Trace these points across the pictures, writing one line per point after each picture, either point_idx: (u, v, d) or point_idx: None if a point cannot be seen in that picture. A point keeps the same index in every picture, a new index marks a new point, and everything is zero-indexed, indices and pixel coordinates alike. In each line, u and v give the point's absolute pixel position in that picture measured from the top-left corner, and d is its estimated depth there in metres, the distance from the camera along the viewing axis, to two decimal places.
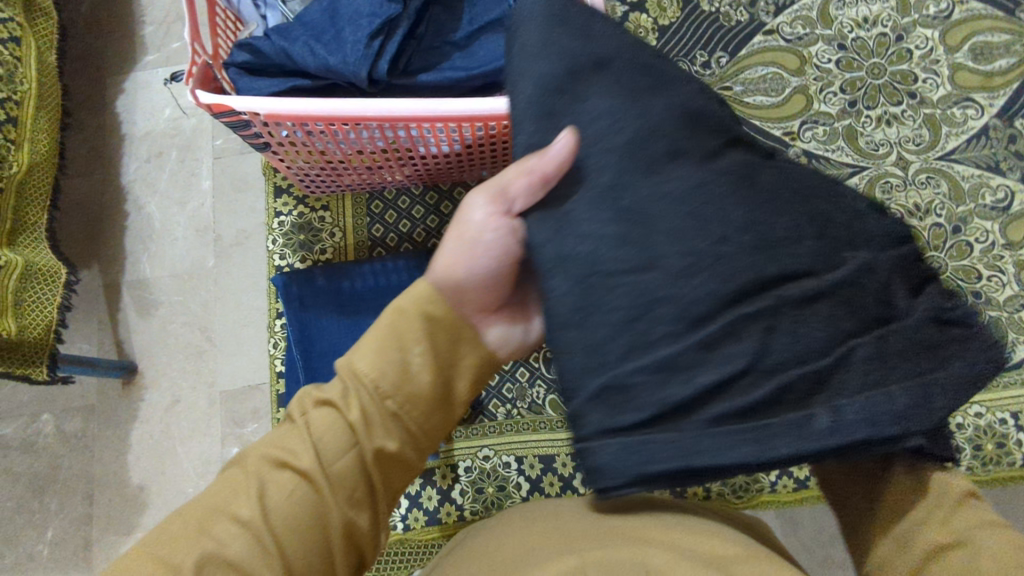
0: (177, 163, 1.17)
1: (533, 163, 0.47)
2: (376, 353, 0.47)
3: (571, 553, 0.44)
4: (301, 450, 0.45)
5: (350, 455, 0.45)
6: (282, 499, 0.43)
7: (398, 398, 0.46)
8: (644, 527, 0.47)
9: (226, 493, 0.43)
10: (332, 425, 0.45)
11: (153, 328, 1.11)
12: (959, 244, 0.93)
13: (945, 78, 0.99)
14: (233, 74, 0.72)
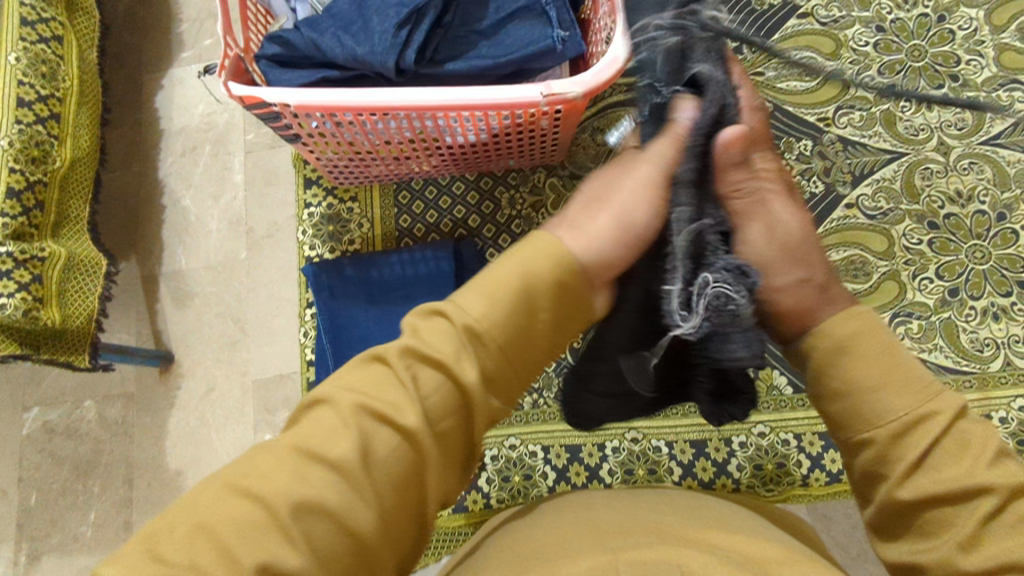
0: (210, 157, 1.19)
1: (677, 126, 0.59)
2: (485, 307, 0.46)
3: (599, 543, 0.44)
4: (402, 404, 0.43)
5: (454, 411, 0.45)
6: (362, 450, 0.41)
7: (502, 348, 0.46)
8: (680, 527, 0.46)
9: (321, 438, 0.41)
10: (435, 383, 0.44)
11: (188, 318, 1.13)
12: (1003, 231, 0.90)
13: (990, 59, 0.95)
14: (264, 66, 0.72)
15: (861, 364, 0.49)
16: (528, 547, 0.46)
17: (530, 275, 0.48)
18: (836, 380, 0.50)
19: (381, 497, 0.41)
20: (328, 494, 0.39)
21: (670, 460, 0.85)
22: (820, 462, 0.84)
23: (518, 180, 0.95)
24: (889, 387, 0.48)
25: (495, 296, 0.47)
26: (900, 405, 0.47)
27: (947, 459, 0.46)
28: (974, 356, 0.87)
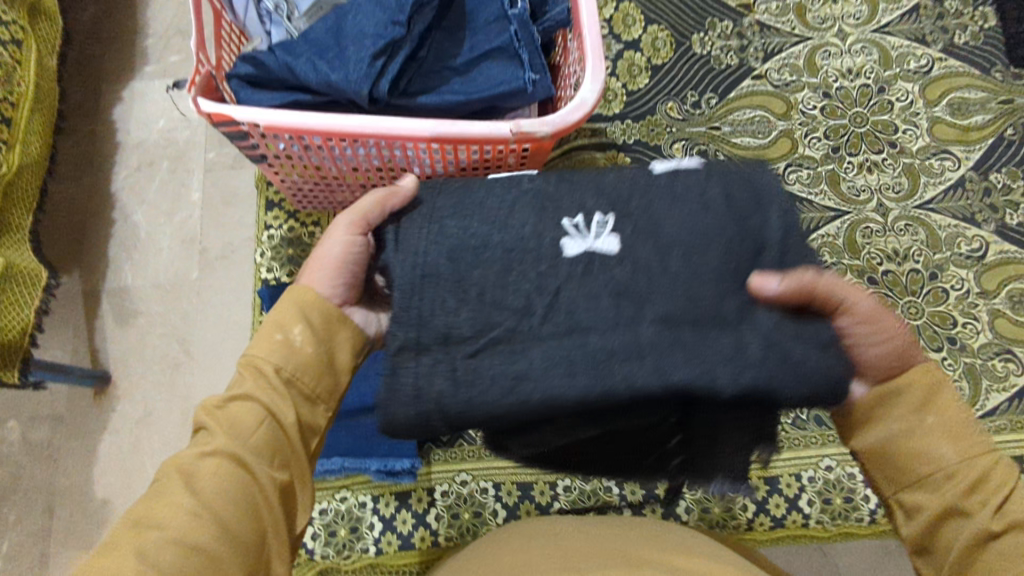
0: (166, 174, 1.17)
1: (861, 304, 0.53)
2: (263, 342, 0.51)
3: (566, 567, 0.49)
4: (226, 436, 0.47)
5: (262, 431, 0.48)
6: (212, 482, 0.45)
7: (279, 359, 0.51)
8: (640, 550, 0.51)
9: (154, 500, 0.44)
10: (244, 416, 0.48)
11: (130, 338, 1.09)
12: (935, 290, 0.96)
13: (924, 130, 1.03)
14: (235, 85, 0.72)
15: (932, 413, 0.50)
16: (502, 570, 0.50)
17: (302, 304, 0.53)
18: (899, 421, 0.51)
19: (239, 498, 0.45)
20: (185, 524, 0.42)
21: (621, 501, 0.85)
22: (765, 506, 0.86)
23: None
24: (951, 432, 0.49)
25: (274, 328, 0.52)
26: (951, 455, 0.48)
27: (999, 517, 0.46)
28: None
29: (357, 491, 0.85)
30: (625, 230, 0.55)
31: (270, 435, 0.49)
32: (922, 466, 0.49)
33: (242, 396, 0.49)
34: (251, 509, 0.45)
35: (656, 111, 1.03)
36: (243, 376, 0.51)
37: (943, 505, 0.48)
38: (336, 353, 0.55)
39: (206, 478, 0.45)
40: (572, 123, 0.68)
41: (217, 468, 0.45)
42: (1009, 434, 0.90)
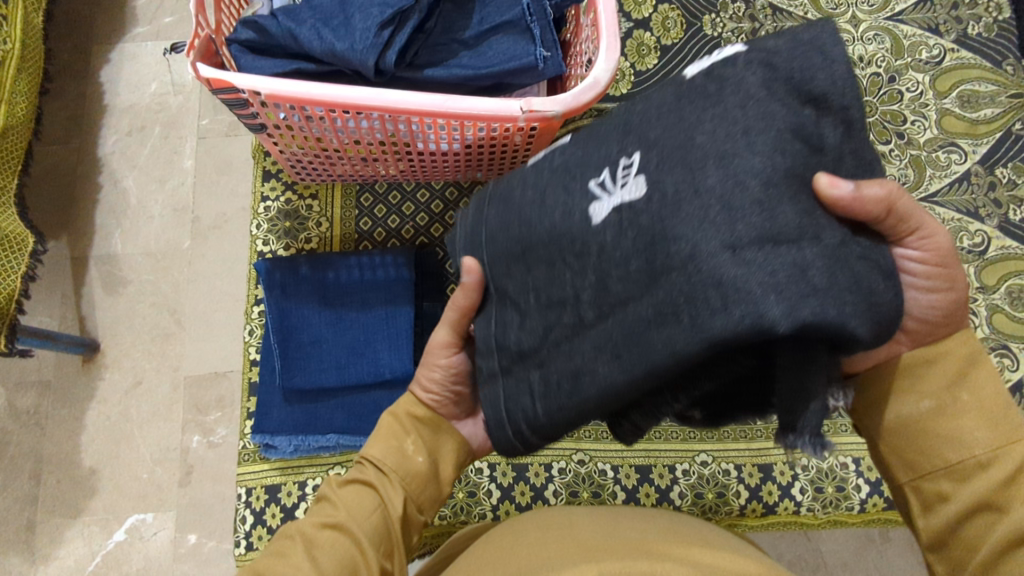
0: (159, 140, 1.14)
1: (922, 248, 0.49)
2: (380, 441, 0.60)
3: (588, 555, 0.54)
4: (344, 513, 0.54)
5: (375, 515, 0.55)
6: (328, 551, 0.51)
7: (390, 458, 0.58)
8: (649, 543, 0.55)
9: (280, 561, 0.51)
10: (360, 500, 0.55)
11: (119, 306, 1.07)
12: None
13: (932, 122, 1.02)
14: (235, 50, 0.70)
15: (963, 392, 0.52)
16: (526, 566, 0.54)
17: (415, 414, 0.62)
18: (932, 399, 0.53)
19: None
20: None
21: (615, 484, 0.85)
22: (758, 493, 0.86)
23: None
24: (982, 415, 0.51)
25: (389, 433, 0.60)
26: (984, 440, 0.50)
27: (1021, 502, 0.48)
28: None
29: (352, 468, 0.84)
30: (651, 163, 0.46)
31: (382, 522, 0.55)
32: (955, 452, 0.51)
33: (364, 486, 0.57)
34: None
35: None
36: (364, 469, 0.59)
37: (981, 491, 0.49)
38: (438, 461, 0.61)
39: (329, 549, 0.52)
40: (584, 103, 0.66)
41: (339, 543, 0.52)
42: None
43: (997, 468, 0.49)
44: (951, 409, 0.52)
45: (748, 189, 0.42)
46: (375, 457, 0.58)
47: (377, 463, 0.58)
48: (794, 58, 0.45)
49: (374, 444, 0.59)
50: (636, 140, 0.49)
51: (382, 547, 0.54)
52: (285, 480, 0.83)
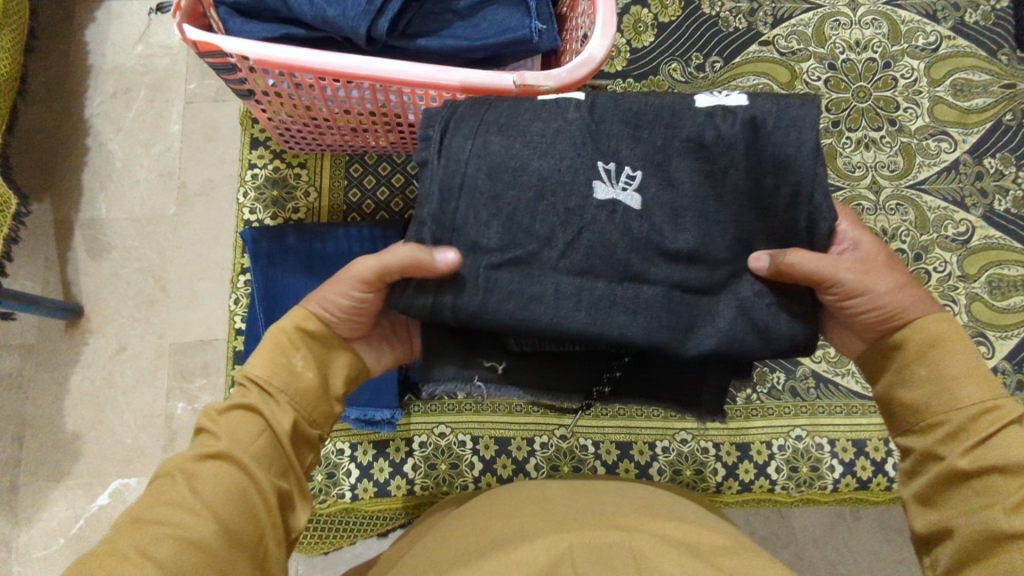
0: (145, 103, 1.11)
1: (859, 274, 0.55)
2: (266, 359, 0.54)
3: (556, 527, 0.55)
4: (226, 439, 0.49)
5: (263, 437, 0.50)
6: (212, 481, 0.46)
7: (276, 373, 0.53)
8: (618, 518, 0.58)
9: (156, 501, 0.45)
10: (245, 424, 0.50)
11: (104, 271, 1.06)
12: (918, 271, 0.97)
13: (924, 109, 1.02)
14: (223, 12, 0.68)
15: (946, 358, 0.54)
16: (496, 539, 0.55)
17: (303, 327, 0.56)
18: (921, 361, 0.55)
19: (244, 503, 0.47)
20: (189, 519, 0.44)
21: (595, 460, 0.87)
22: (734, 471, 0.88)
23: None
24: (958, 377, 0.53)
25: (273, 350, 0.54)
26: (968, 397, 0.53)
27: (976, 457, 0.51)
28: None
29: (335, 439, 0.85)
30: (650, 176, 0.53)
31: (269, 442, 0.51)
32: (939, 403, 0.54)
33: (248, 412, 0.51)
34: (250, 509, 0.47)
35: (659, 72, 1.00)
36: (240, 393, 0.52)
37: (937, 441, 0.53)
38: (329, 377, 0.57)
39: (214, 480, 0.46)
40: (577, 79, 0.65)
41: (226, 471, 0.47)
42: None
43: (953, 420, 0.53)
44: (915, 363, 0.55)
45: (708, 209, 0.53)
46: (261, 381, 0.53)
47: (259, 385, 0.53)
48: (789, 118, 0.52)
49: (257, 368, 0.53)
50: (649, 136, 0.54)
51: (271, 469, 0.50)
52: None
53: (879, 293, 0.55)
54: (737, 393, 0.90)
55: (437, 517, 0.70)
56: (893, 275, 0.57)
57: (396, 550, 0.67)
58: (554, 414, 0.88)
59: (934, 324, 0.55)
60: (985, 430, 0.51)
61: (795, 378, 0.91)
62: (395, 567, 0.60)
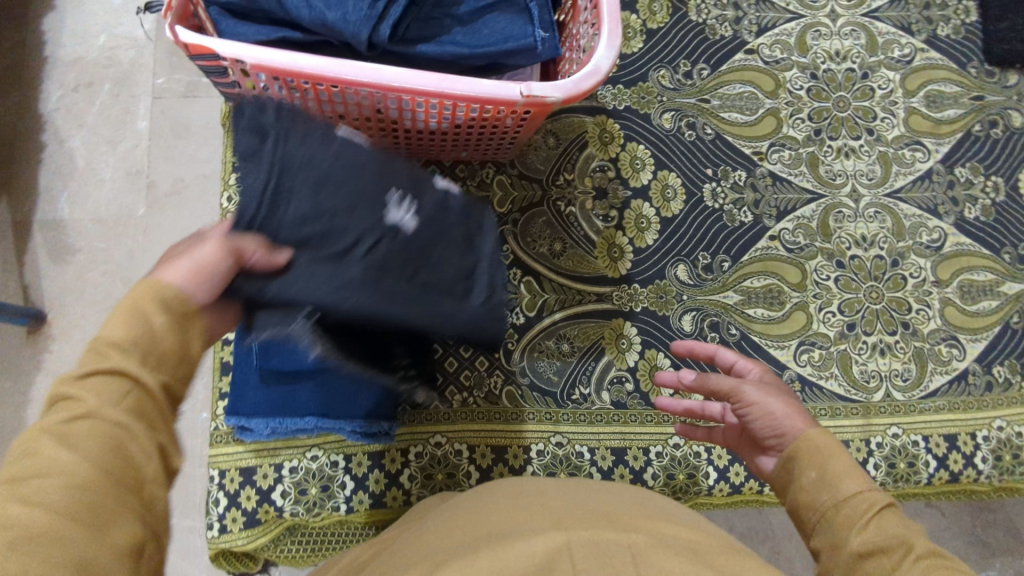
0: (108, 98, 1.06)
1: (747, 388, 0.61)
2: (120, 315, 0.40)
3: (554, 524, 0.54)
4: (82, 408, 0.37)
5: (127, 405, 0.38)
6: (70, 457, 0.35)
7: (137, 331, 0.40)
8: (620, 516, 0.57)
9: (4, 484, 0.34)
10: (104, 388, 0.38)
11: (67, 274, 1.01)
12: (896, 276, 1.00)
13: (900, 120, 1.05)
14: (214, 13, 0.66)
15: (825, 457, 0.51)
16: (484, 539, 0.54)
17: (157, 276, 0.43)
18: (803, 463, 0.52)
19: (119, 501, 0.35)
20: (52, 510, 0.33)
21: (591, 466, 0.87)
22: (726, 474, 0.90)
23: (466, 173, 0.94)
24: (834, 470, 0.50)
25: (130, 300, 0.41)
26: (847, 489, 0.48)
27: (860, 542, 0.45)
28: (862, 386, 0.95)
29: (329, 450, 0.83)
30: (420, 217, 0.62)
31: (140, 408, 0.39)
32: (826, 495, 0.49)
33: (117, 374, 0.38)
34: (124, 484, 0.36)
35: (648, 78, 1.00)
36: (94, 355, 0.39)
37: (830, 535, 0.48)
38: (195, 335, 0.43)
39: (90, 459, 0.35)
40: (584, 90, 0.64)
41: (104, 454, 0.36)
42: (947, 413, 0.96)
43: (837, 514, 0.48)
44: (797, 465, 0.53)
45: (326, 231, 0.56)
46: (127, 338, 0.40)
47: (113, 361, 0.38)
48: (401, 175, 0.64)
49: (112, 323, 0.39)
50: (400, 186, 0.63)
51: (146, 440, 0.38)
52: (261, 462, 0.81)
53: (777, 408, 0.58)
54: None
55: (418, 514, 0.70)
56: (790, 401, 0.59)
57: (378, 541, 0.67)
58: (550, 421, 0.88)
59: (819, 439, 0.53)
60: (864, 515, 0.47)
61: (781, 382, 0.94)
62: (381, 556, 0.60)
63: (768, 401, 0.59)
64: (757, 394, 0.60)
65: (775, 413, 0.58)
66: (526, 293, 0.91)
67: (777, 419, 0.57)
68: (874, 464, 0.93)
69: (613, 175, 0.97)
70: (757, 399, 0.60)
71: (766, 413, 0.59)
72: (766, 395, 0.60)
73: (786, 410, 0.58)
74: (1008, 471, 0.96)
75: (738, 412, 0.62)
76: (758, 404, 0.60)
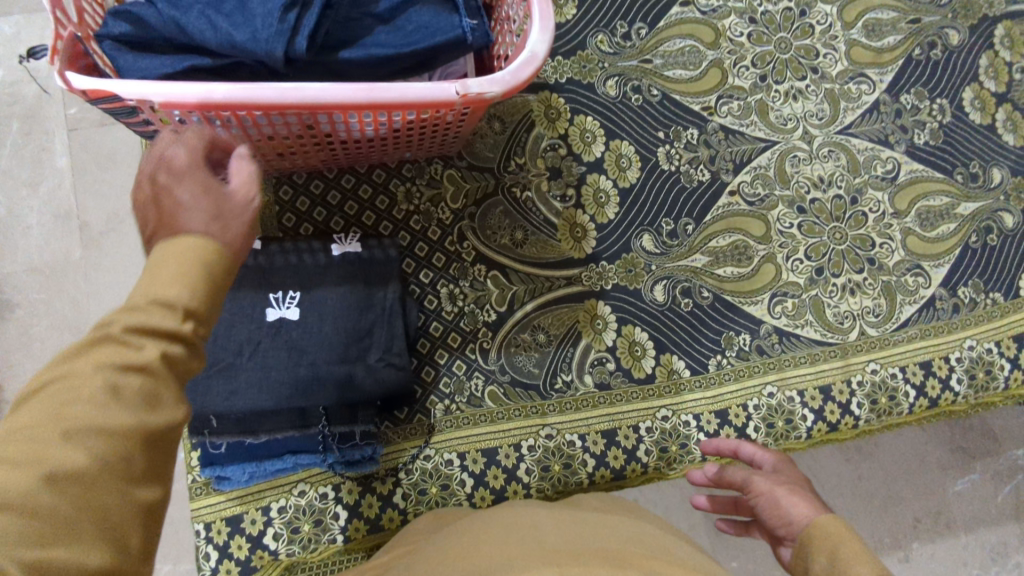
0: (17, 138, 0.97)
1: (757, 479, 0.69)
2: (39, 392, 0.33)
3: (544, 556, 0.57)
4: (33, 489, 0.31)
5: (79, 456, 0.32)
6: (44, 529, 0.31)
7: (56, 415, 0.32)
8: (623, 553, 0.59)
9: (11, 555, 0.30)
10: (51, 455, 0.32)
11: (8, 334, 0.94)
12: (857, 213, 1.00)
13: (842, 54, 1.04)
14: (108, 48, 0.59)
15: (828, 536, 0.55)
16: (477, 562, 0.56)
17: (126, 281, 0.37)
18: (809, 547, 0.56)
19: (100, 494, 0.33)
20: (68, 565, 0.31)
21: (584, 453, 0.86)
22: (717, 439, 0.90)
23: (414, 172, 0.90)
24: (839, 546, 0.53)
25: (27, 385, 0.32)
26: (853, 561, 0.51)
27: None
28: (837, 328, 0.96)
29: (316, 484, 0.80)
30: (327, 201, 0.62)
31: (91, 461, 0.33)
32: (831, 570, 0.52)
33: (166, 332, 0.38)
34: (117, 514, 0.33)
35: (586, 45, 0.96)
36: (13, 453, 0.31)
37: None
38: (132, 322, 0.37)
39: (76, 452, 0.33)
40: (523, 79, 0.60)
41: (87, 449, 0.33)
42: (920, 341, 0.98)
43: None
44: (805, 546, 0.56)
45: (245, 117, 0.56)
46: (170, 297, 0.39)
47: (171, 296, 0.39)
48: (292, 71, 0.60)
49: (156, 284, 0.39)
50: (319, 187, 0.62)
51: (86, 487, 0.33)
52: (246, 509, 0.78)
53: (784, 494, 0.65)
54: (708, 359, 0.92)
55: (418, 540, 0.70)
56: (798, 491, 0.65)
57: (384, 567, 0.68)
58: (536, 414, 0.86)
59: (819, 518, 0.58)
60: None
61: (759, 337, 0.94)
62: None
63: (776, 488, 0.66)
64: (767, 484, 0.67)
65: (780, 500, 0.64)
66: (494, 289, 0.89)
67: (783, 504, 0.63)
68: (857, 403, 0.94)
69: (565, 153, 0.94)
70: (767, 490, 0.66)
71: (775, 500, 0.65)
72: (774, 486, 0.66)
73: (790, 499, 0.64)
74: (982, 388, 0.98)
75: (754, 503, 0.68)
76: (768, 495, 0.66)
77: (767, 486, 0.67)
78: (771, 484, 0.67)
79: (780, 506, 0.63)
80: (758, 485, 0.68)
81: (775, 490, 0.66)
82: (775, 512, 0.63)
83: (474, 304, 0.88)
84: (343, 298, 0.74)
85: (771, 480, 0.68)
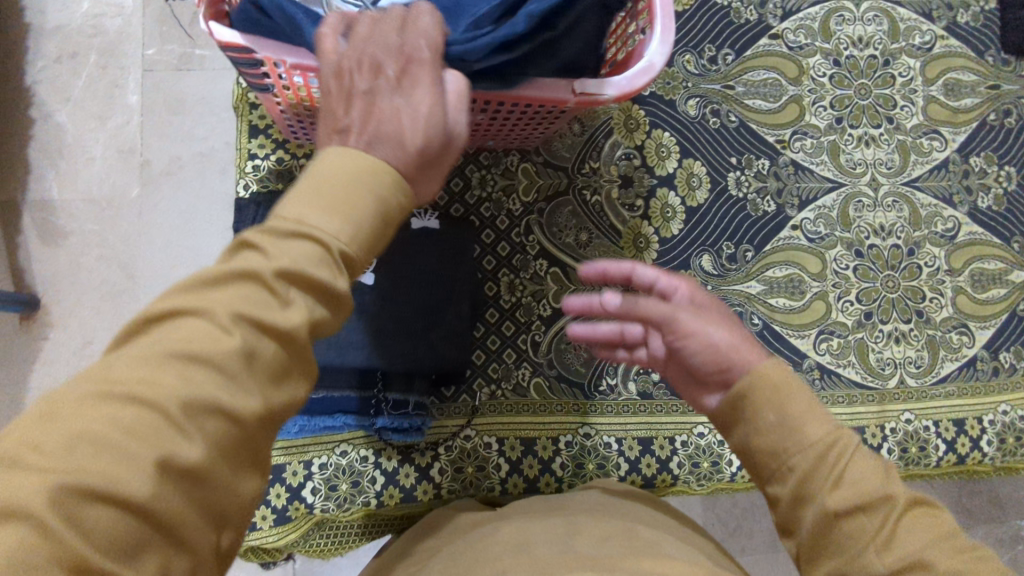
0: (97, 70, 0.99)
1: (684, 316, 0.55)
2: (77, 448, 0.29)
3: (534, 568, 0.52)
4: None
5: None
6: None
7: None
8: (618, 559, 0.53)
9: None
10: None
11: (59, 258, 0.95)
12: (911, 265, 1.02)
13: (919, 108, 1.06)
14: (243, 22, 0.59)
15: (791, 406, 0.48)
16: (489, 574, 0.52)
17: None
18: (761, 417, 0.49)
19: (211, 488, 0.33)
20: None
21: (618, 456, 0.88)
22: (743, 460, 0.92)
23: (491, 160, 0.92)
24: (801, 412, 0.48)
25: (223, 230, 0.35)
26: (817, 432, 0.47)
27: (836, 495, 0.46)
28: (878, 373, 0.98)
29: (357, 446, 0.82)
30: None
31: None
32: (790, 443, 0.48)
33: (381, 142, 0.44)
34: None
35: (674, 63, 0.99)
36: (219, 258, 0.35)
37: (796, 485, 0.47)
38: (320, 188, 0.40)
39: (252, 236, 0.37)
40: (636, 88, 0.63)
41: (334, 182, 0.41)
42: (956, 398, 0.99)
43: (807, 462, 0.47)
44: (756, 409, 0.49)
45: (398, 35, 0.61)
46: None
47: None
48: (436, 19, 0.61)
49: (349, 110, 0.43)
50: None
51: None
52: (290, 460, 0.80)
53: (716, 337, 0.53)
54: None
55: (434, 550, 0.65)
56: (732, 328, 0.54)
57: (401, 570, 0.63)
58: (577, 411, 0.88)
59: (769, 376, 0.50)
60: (835, 463, 0.46)
61: (802, 370, 0.96)
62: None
63: (704, 329, 0.54)
64: (693, 320, 0.55)
65: (716, 347, 0.53)
66: (552, 284, 0.91)
67: (717, 351, 0.53)
68: (887, 449, 0.95)
69: (638, 163, 0.96)
70: (695, 332, 0.54)
71: (706, 345, 0.53)
72: (703, 324, 0.55)
73: (724, 341, 0.53)
74: (1010, 453, 0.99)
75: (672, 342, 0.56)
76: (698, 338, 0.54)
77: (690, 322, 0.55)
78: (695, 322, 0.55)
79: (716, 349, 0.53)
80: (682, 320, 0.55)
81: (702, 329, 0.54)
82: (712, 358, 0.53)
83: (531, 298, 0.90)
84: (416, 270, 0.77)
85: (699, 319, 0.55)
